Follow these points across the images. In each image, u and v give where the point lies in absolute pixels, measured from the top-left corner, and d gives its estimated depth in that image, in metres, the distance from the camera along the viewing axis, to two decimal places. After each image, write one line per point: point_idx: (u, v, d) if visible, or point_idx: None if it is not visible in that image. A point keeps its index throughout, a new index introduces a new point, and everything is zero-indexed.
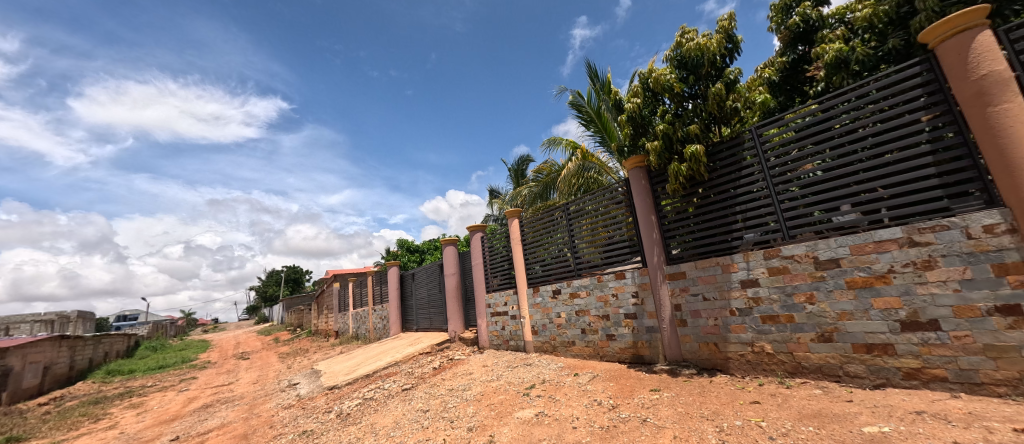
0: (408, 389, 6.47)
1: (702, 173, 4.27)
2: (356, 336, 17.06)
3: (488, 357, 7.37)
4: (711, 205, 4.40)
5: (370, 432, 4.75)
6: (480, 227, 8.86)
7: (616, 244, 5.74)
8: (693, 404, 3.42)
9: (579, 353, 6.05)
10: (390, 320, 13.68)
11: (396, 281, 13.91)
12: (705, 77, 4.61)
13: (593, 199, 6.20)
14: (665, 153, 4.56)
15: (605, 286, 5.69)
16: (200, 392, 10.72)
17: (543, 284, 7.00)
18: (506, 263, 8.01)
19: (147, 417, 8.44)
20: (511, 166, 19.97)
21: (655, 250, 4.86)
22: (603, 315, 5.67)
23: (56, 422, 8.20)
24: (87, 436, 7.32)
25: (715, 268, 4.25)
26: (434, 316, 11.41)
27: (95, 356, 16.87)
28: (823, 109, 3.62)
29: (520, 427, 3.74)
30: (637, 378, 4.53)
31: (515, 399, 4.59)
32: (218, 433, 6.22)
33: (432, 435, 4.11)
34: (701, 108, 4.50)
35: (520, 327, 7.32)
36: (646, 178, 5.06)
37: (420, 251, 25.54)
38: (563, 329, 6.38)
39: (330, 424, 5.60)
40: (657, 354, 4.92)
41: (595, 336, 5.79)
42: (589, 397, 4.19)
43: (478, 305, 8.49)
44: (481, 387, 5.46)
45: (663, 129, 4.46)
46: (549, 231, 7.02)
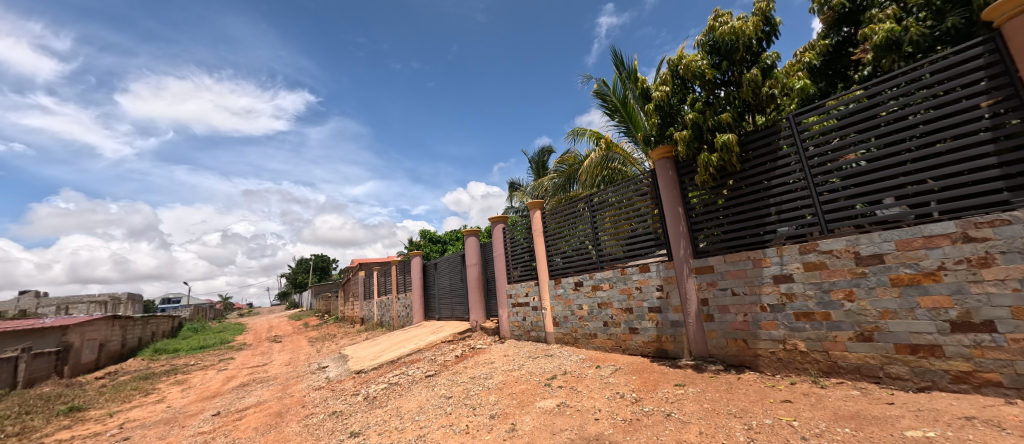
0: (431, 375, 6.63)
1: (734, 163, 4.10)
2: (380, 323, 17.57)
3: (509, 347, 7.44)
4: (742, 197, 4.23)
5: (396, 415, 4.91)
6: (502, 218, 8.88)
7: (640, 237, 5.64)
8: (720, 400, 3.34)
9: (601, 346, 6.02)
10: (413, 309, 14.01)
11: (419, 271, 14.19)
12: (739, 62, 4.40)
13: (617, 190, 6.09)
14: (694, 143, 4.42)
15: (628, 279, 5.61)
16: (237, 372, 11.36)
17: (564, 276, 6.97)
18: (527, 255, 8.02)
19: (191, 393, 9.03)
20: (532, 158, 19.87)
21: (682, 243, 4.74)
22: (626, 308, 5.60)
23: (111, 395, 8.91)
24: (139, 408, 7.93)
25: (746, 262, 4.10)
26: (455, 305, 11.60)
27: (143, 335, 18.13)
28: (869, 95, 3.40)
29: (542, 416, 3.77)
30: (661, 372, 4.46)
31: (537, 389, 4.62)
32: (254, 411, 6.59)
33: (455, 421, 4.20)
34: (735, 95, 4.32)
35: (540, 318, 7.34)
36: (674, 168, 4.92)
37: (442, 242, 25.96)
38: (585, 321, 6.36)
39: (357, 406, 5.83)
40: (682, 348, 4.83)
41: (618, 328, 5.74)
42: (612, 389, 4.17)
43: (499, 295, 8.56)
44: (502, 376, 5.53)
45: (693, 117, 4.31)
46: (571, 222, 6.96)
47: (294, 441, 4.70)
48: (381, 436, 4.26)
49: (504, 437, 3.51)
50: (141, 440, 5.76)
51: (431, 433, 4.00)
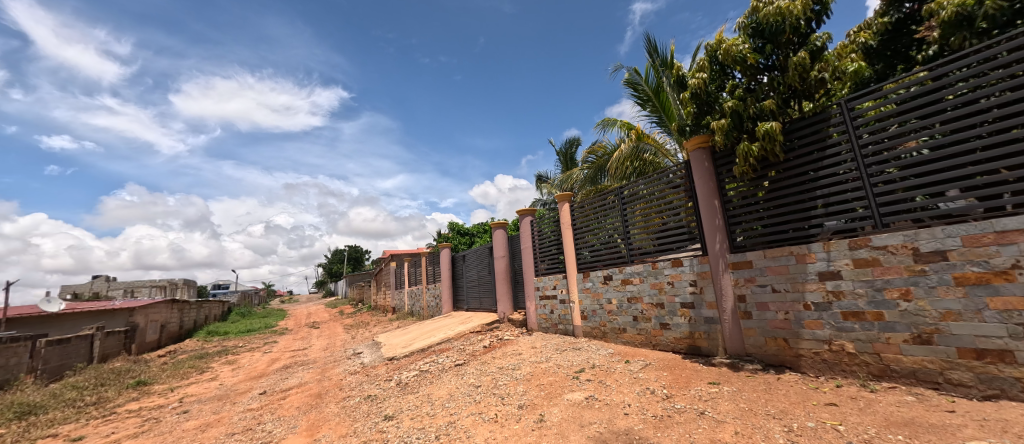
0: (460, 364, 6.79)
1: (777, 153, 3.88)
2: (410, 313, 18.12)
3: (537, 339, 7.48)
4: (785, 189, 4.00)
5: (427, 401, 5.08)
6: (529, 211, 8.86)
7: (673, 231, 5.47)
8: (757, 401, 3.22)
9: (631, 340, 5.93)
10: (443, 299, 14.33)
11: (448, 262, 14.46)
12: (785, 45, 4.14)
13: (648, 183, 5.93)
14: (733, 132, 4.22)
15: (660, 273, 5.47)
16: (280, 354, 12.10)
17: (592, 270, 6.90)
18: (555, 248, 7.98)
19: (240, 373, 9.73)
20: (560, 149, 19.63)
21: (718, 237, 4.56)
22: (657, 303, 5.48)
23: (172, 372, 9.75)
24: (196, 385, 8.65)
25: (788, 258, 3.89)
26: (483, 297, 11.76)
27: (197, 319, 19.64)
28: (934, 77, 3.11)
29: (570, 409, 3.78)
30: (693, 369, 4.35)
31: (565, 382, 4.64)
32: (297, 391, 7.02)
33: (485, 409, 4.29)
34: (779, 80, 4.08)
35: (568, 312, 7.32)
36: (710, 159, 4.73)
37: (470, 235, 26.32)
38: (614, 316, 6.28)
39: (390, 391, 6.07)
40: (716, 346, 4.68)
41: (648, 324, 5.63)
42: (641, 384, 4.11)
43: (527, 287, 8.59)
44: (530, 367, 5.58)
45: (732, 105, 4.12)
46: (600, 215, 6.85)
47: (333, 421, 4.97)
48: (414, 420, 4.41)
49: (533, 427, 3.54)
50: (198, 413, 6.28)
51: (460, 420, 4.11)
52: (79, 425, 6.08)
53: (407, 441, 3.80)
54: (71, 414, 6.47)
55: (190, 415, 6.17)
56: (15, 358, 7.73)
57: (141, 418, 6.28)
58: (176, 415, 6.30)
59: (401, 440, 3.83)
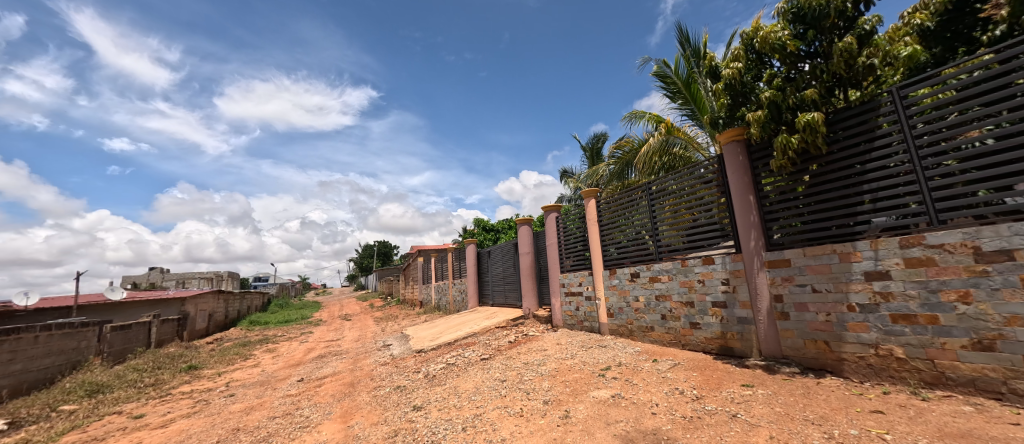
0: (486, 359, 6.89)
1: (819, 146, 3.66)
2: (437, 307, 18.50)
3: (562, 336, 7.46)
4: (828, 183, 3.78)
5: (454, 393, 5.20)
6: (555, 207, 8.80)
7: (704, 227, 5.30)
8: (795, 405, 3.08)
9: (659, 339, 5.80)
10: (469, 294, 14.52)
11: (474, 258, 14.63)
12: (829, 30, 3.89)
13: (678, 178, 5.75)
14: (770, 124, 4.02)
15: (690, 271, 5.32)
16: (315, 344, 12.69)
17: (619, 266, 6.80)
18: (580, 244, 7.91)
19: (280, 360, 10.31)
20: (585, 144, 19.39)
21: (753, 234, 4.37)
22: (687, 302, 5.33)
23: (219, 358, 10.46)
24: (241, 370, 9.24)
25: (831, 256, 3.68)
26: (508, 293, 11.83)
27: (240, 309, 20.90)
28: (1001, 60, 2.84)
29: (596, 406, 3.76)
30: (724, 370, 4.22)
31: (590, 379, 4.61)
32: (331, 380, 7.37)
33: (510, 403, 4.34)
34: (822, 68, 3.85)
35: (594, 309, 7.25)
36: (745, 153, 4.53)
37: (495, 231, 26.54)
38: (641, 314, 6.16)
39: (419, 382, 6.25)
40: (750, 347, 4.51)
41: (677, 323, 5.49)
42: (670, 384, 4.03)
43: (552, 283, 8.57)
44: (555, 363, 5.58)
45: (770, 96, 3.92)
46: (627, 211, 6.72)
47: (365, 410, 5.18)
48: (441, 411, 4.53)
49: (558, 423, 3.56)
50: (243, 397, 6.71)
51: (486, 413, 4.18)
52: (140, 404, 6.65)
53: (434, 431, 3.91)
54: (133, 394, 7.08)
55: (235, 399, 6.61)
56: (86, 341, 8.53)
57: (193, 400, 6.79)
58: (223, 398, 6.77)
59: (429, 430, 3.95)
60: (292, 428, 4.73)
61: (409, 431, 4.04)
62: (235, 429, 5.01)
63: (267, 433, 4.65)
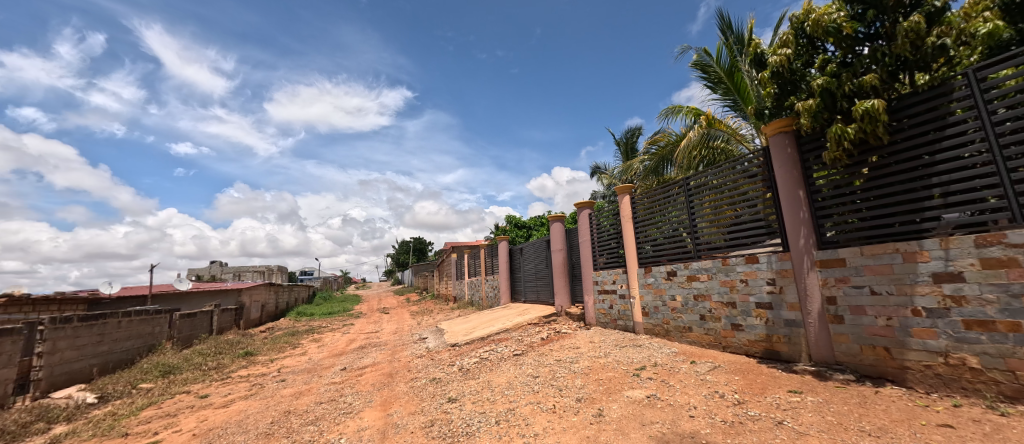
0: (519, 354, 6.95)
1: (880, 135, 3.37)
2: (470, 303, 18.82)
3: (595, 334, 7.36)
4: (890, 176, 3.48)
5: (488, 387, 5.30)
6: (588, 204, 8.69)
7: (748, 224, 5.04)
8: (849, 415, 2.87)
9: (697, 341, 5.60)
10: (501, 290, 14.67)
11: (506, 255, 14.74)
12: (892, 9, 3.57)
13: (718, 172, 5.51)
14: (823, 114, 3.75)
15: (731, 270, 5.08)
16: (356, 336, 13.33)
17: (655, 265, 6.61)
18: (614, 242, 7.77)
19: (324, 350, 10.94)
20: (619, 139, 18.96)
21: (803, 232, 4.11)
22: (728, 302, 5.10)
23: (271, 345, 11.26)
24: (290, 358, 9.91)
25: (892, 256, 3.38)
26: (541, 290, 11.83)
27: (289, 301, 22.31)
28: None
29: (630, 406, 3.70)
30: (769, 375, 4.01)
31: (624, 379, 4.54)
32: (371, 369, 7.73)
33: (542, 399, 4.37)
34: (884, 51, 3.53)
35: (628, 308, 7.10)
36: (794, 145, 4.26)
37: (527, 227, 26.60)
38: (678, 314, 5.97)
39: (453, 375, 6.41)
40: (798, 351, 4.25)
41: (717, 324, 5.27)
42: (709, 387, 3.88)
43: (585, 281, 8.48)
44: (589, 361, 5.53)
45: (823, 83, 3.65)
46: (664, 207, 6.52)
47: (403, 399, 5.40)
48: (475, 404, 4.63)
49: (591, 421, 3.54)
50: (293, 383, 7.20)
51: (519, 408, 4.23)
52: (205, 385, 7.31)
53: (469, 423, 4.01)
54: (199, 376, 7.80)
55: (286, 384, 7.10)
56: (159, 327, 9.47)
57: (249, 383, 7.37)
58: (275, 383, 7.29)
59: (464, 422, 4.06)
60: (337, 413, 5.03)
61: (445, 422, 4.18)
62: (286, 411, 5.40)
63: (315, 417, 4.97)
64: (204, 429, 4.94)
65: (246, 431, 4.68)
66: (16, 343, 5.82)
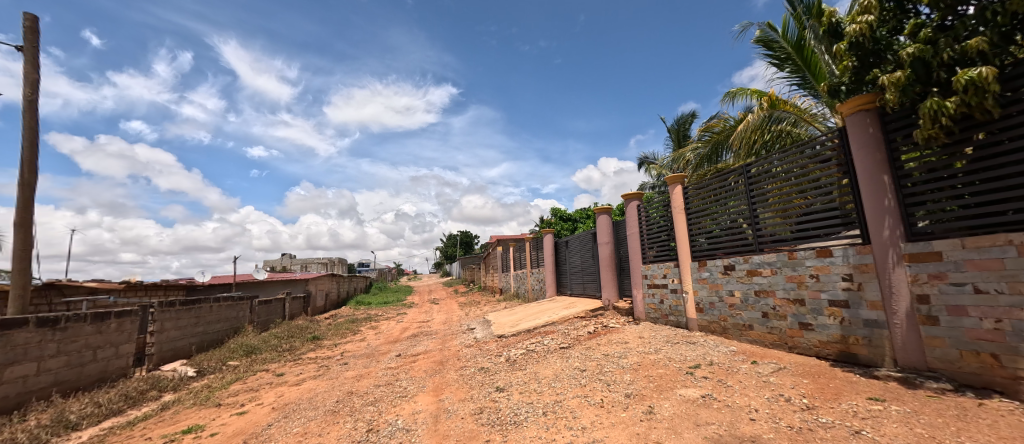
0: (565, 348, 6.93)
1: (989, 109, 2.89)
2: (516, 294, 19.05)
3: (645, 329, 7.13)
4: (1002, 155, 2.97)
5: (535, 379, 5.36)
6: (636, 195, 8.38)
7: (819, 214, 4.58)
8: (944, 428, 2.53)
9: (758, 340, 5.23)
10: (547, 283, 14.67)
11: (551, 247, 14.67)
12: None
13: (784, 158, 5.07)
14: (914, 87, 3.29)
15: (799, 264, 4.65)
16: (409, 324, 14.05)
17: (710, 258, 6.25)
18: (664, 234, 7.43)
19: (381, 337, 11.68)
20: (671, 126, 18.04)
21: (887, 222, 3.65)
22: (795, 299, 4.69)
23: (334, 331, 12.23)
24: (352, 343, 10.71)
25: (1003, 249, 2.90)
26: (587, 283, 11.66)
27: (349, 291, 23.99)
28: None
29: (683, 405, 3.55)
30: (843, 379, 3.65)
31: (677, 376, 4.36)
32: (424, 357, 8.13)
33: (590, 393, 4.33)
34: (996, 8, 3.00)
35: (681, 303, 6.78)
36: (877, 123, 3.78)
37: (573, 220, 26.30)
38: (737, 311, 5.60)
39: (501, 365, 6.56)
40: (880, 355, 3.81)
41: (782, 322, 4.87)
42: (772, 390, 3.61)
43: (634, 275, 8.22)
44: (638, 357, 5.38)
45: (913, 51, 3.22)
46: (720, 198, 6.13)
47: (454, 386, 5.62)
48: (523, 394, 4.71)
49: (642, 418, 3.45)
50: (354, 366, 7.79)
51: (566, 400, 4.23)
52: (280, 365, 8.14)
53: (517, 412, 4.09)
54: (275, 356, 8.69)
55: (348, 367, 7.69)
56: (242, 311, 10.66)
57: (317, 365, 8.10)
58: (340, 365, 7.94)
59: (511, 411, 4.15)
60: (394, 396, 5.36)
61: (493, 410, 4.30)
62: (349, 392, 5.86)
63: (375, 399, 5.34)
64: (282, 404, 5.52)
65: (315, 408, 5.16)
66: (134, 323, 6.85)
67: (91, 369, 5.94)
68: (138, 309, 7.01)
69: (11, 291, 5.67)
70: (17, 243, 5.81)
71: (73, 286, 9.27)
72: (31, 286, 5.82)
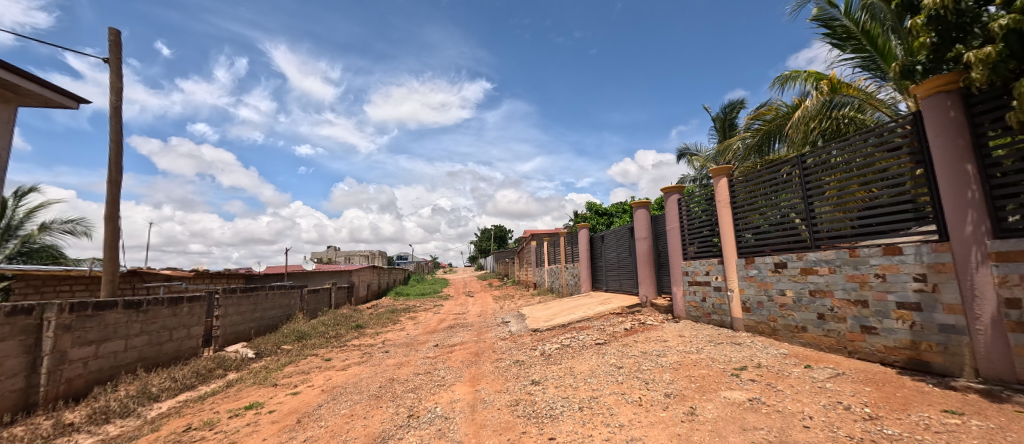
0: (601, 344, 6.84)
1: None
2: (551, 289, 19.02)
3: (685, 328, 6.88)
4: None
5: (570, 373, 5.33)
6: (677, 188, 8.05)
7: (886, 208, 4.17)
8: None
9: (813, 343, 4.89)
10: (582, 278, 14.50)
11: (586, 242, 14.47)
12: None
13: (845, 147, 4.68)
14: (1007, 64, 2.91)
15: (862, 263, 4.27)
16: (446, 316, 14.43)
17: (758, 255, 5.90)
18: (707, 229, 7.10)
19: (419, 327, 12.10)
20: (716, 114, 17.16)
21: (970, 217, 3.26)
22: (857, 300, 4.33)
23: (376, 320, 12.83)
24: (393, 332, 11.18)
25: None
26: (624, 278, 11.40)
27: (388, 283, 24.97)
28: None
29: (728, 408, 3.40)
30: (913, 389, 3.33)
31: (721, 378, 4.17)
32: (460, 348, 8.33)
33: (628, 391, 4.26)
34: None
35: (725, 301, 6.48)
36: (960, 106, 3.38)
37: (609, 214, 25.80)
38: (789, 311, 5.26)
39: (536, 359, 6.59)
40: (959, 364, 3.43)
41: (841, 325, 4.52)
42: (829, 397, 3.37)
43: (675, 271, 7.94)
44: (678, 356, 5.21)
45: (1007, 23, 2.82)
46: (770, 191, 5.76)
47: (490, 378, 5.72)
48: (558, 389, 4.71)
49: (683, 419, 3.35)
50: (395, 354, 8.14)
51: (603, 397, 4.18)
52: (328, 350, 8.67)
53: (552, 406, 4.10)
54: (323, 342, 9.26)
55: (390, 355, 8.05)
56: (293, 299, 11.41)
57: (361, 351, 8.56)
58: (382, 353, 8.34)
59: (547, 405, 4.16)
60: (432, 385, 5.55)
61: (529, 402, 4.33)
62: (391, 378, 6.13)
63: (414, 386, 5.56)
64: (330, 387, 5.89)
65: (360, 392, 5.45)
66: (203, 307, 7.55)
67: (168, 348, 6.62)
68: (205, 296, 7.70)
69: (102, 277, 6.42)
70: (107, 233, 6.56)
71: (151, 273, 10.33)
72: (119, 272, 6.57)
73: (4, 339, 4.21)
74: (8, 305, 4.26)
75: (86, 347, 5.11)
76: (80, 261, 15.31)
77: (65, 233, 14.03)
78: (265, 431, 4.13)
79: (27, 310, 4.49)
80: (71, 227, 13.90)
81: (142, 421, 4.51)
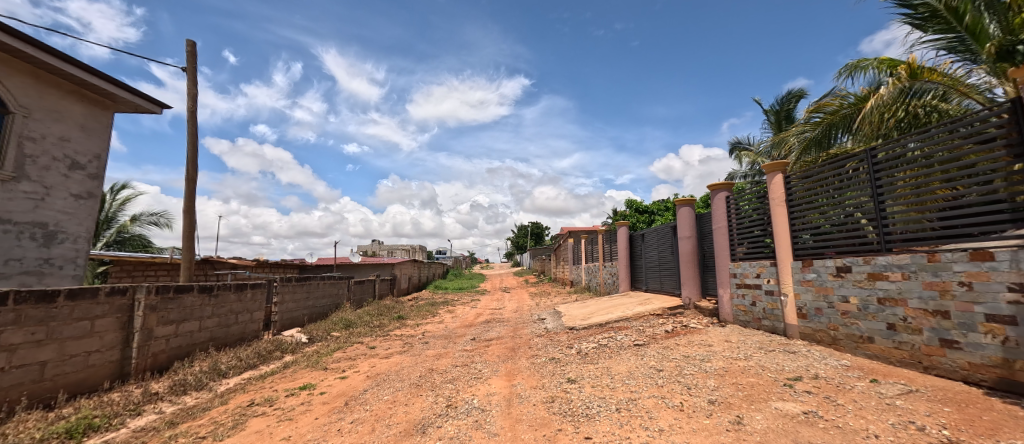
0: (640, 345, 6.65)
1: None
2: (588, 287, 18.73)
3: (732, 332, 6.53)
4: None
5: (607, 374, 5.24)
6: (725, 185, 7.62)
7: (975, 207, 3.70)
8: None
9: (881, 355, 4.46)
10: (620, 278, 14.14)
11: (626, 241, 14.09)
12: None
13: (924, 139, 4.20)
14: None
15: (943, 269, 3.82)
16: (482, 311, 14.66)
17: (817, 258, 5.45)
18: (758, 229, 6.65)
19: (457, 320, 12.40)
20: (770, 108, 16.04)
21: None
22: (936, 310, 3.89)
23: (416, 312, 13.30)
24: (432, 324, 11.55)
25: None
26: (665, 279, 10.98)
27: (428, 276, 25.70)
28: None
29: (779, 419, 3.20)
30: (1003, 413, 2.94)
31: (772, 387, 3.92)
32: (496, 342, 8.42)
33: (668, 395, 4.12)
34: None
35: (778, 306, 6.06)
36: None
37: (651, 213, 24.98)
38: (853, 320, 4.82)
39: (572, 357, 6.53)
40: None
41: (916, 337, 4.08)
42: (899, 415, 3.06)
43: (722, 273, 7.54)
44: (724, 362, 4.95)
45: None
46: (832, 188, 5.30)
47: (525, 373, 5.75)
48: (595, 389, 4.64)
49: (728, 428, 3.19)
50: (434, 345, 8.41)
51: (641, 400, 4.08)
52: (372, 339, 9.14)
53: (589, 405, 4.06)
54: (368, 331, 9.77)
55: (429, 346, 8.34)
56: (341, 290, 12.09)
57: (402, 341, 8.94)
58: (421, 343, 8.66)
59: (583, 404, 4.12)
60: (470, 377, 5.68)
61: (565, 400, 4.32)
62: (430, 369, 6.34)
63: (452, 377, 5.72)
64: (374, 373, 6.22)
65: (401, 380, 5.70)
66: (264, 294, 8.22)
67: (234, 330, 7.29)
68: (266, 283, 8.39)
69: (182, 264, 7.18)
70: (184, 225, 7.32)
71: (220, 262, 11.39)
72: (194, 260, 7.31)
73: (105, 316, 4.84)
74: (108, 286, 4.87)
75: (168, 326, 5.75)
76: (162, 249, 17.20)
77: (150, 224, 15.80)
78: (316, 411, 4.44)
79: (122, 290, 5.11)
80: (155, 219, 15.62)
81: (213, 395, 5.01)
